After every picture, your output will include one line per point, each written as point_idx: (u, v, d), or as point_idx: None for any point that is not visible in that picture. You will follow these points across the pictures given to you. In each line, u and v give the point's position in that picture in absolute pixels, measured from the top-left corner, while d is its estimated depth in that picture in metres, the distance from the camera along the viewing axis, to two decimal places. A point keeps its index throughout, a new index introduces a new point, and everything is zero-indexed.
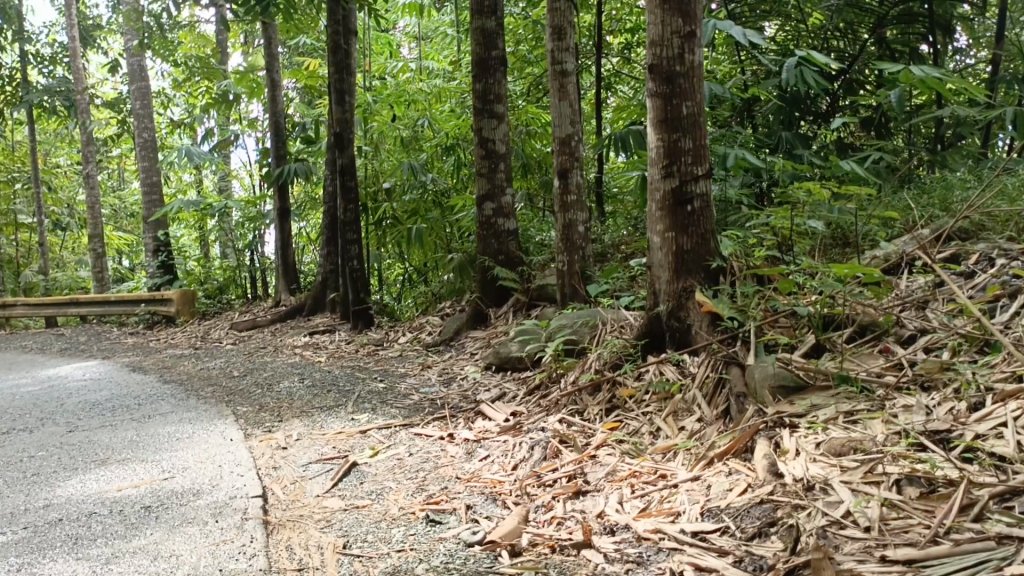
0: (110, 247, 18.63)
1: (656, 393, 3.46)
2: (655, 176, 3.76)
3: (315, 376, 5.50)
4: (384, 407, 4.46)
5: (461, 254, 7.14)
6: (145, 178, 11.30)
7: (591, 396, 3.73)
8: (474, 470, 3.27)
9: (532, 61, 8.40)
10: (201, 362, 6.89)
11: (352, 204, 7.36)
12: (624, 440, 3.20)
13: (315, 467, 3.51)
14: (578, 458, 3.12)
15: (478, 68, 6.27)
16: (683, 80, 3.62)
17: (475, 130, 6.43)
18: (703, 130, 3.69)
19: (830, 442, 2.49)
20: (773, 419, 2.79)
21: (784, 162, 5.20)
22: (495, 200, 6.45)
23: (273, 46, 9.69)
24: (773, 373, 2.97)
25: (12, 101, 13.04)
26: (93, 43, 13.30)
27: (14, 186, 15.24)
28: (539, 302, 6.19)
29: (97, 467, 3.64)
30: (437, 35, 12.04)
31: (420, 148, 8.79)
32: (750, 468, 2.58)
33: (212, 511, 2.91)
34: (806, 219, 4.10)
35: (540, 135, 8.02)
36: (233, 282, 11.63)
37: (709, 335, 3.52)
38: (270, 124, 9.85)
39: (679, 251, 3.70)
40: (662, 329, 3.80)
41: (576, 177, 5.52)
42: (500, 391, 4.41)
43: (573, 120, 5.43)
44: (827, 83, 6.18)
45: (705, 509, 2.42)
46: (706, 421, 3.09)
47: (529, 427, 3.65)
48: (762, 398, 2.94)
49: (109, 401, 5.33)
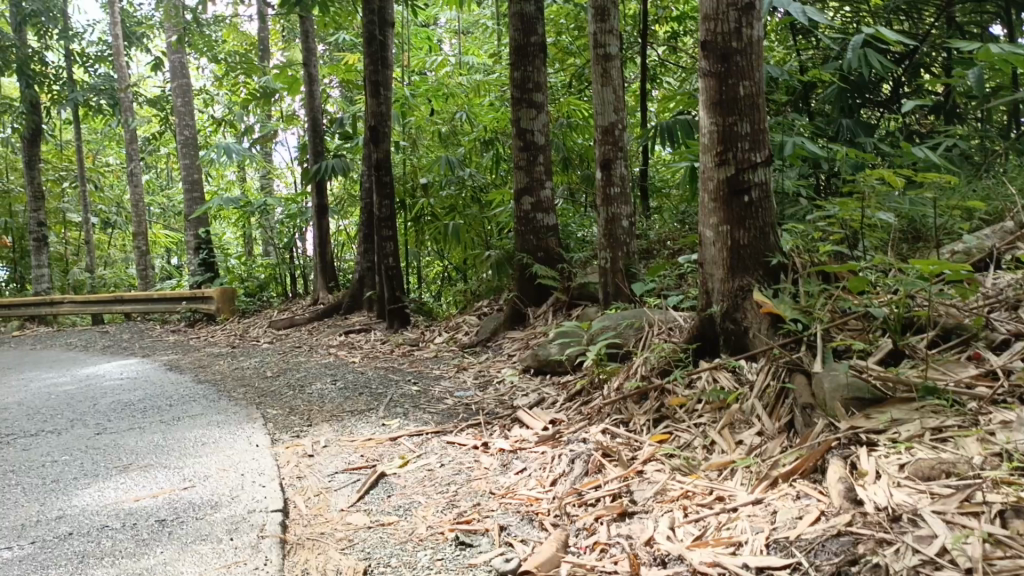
0: (156, 245, 18.75)
1: (710, 403, 3.16)
2: (708, 164, 3.46)
3: (347, 378, 5.28)
4: (416, 412, 4.22)
5: (499, 251, 6.87)
6: (185, 176, 11.32)
7: (637, 404, 3.43)
8: (510, 485, 3.00)
9: (574, 52, 8.10)
10: (236, 362, 6.73)
11: (388, 200, 7.15)
12: (673, 454, 2.91)
13: (341, 477, 3.27)
14: (623, 474, 2.83)
15: (517, 55, 5.99)
16: (740, 58, 3.30)
17: (513, 121, 6.16)
18: (762, 112, 3.36)
19: (916, 464, 2.20)
20: (847, 436, 2.48)
21: (847, 150, 4.85)
22: (534, 194, 6.17)
23: (311, 41, 9.56)
24: (845, 383, 2.66)
25: (58, 100, 13.13)
26: (135, 41, 13.34)
27: (62, 184, 15.40)
28: (581, 301, 5.89)
29: (118, 473, 3.45)
30: (478, 31, 11.84)
31: (459, 142, 8.56)
32: (822, 493, 2.29)
33: (227, 527, 2.66)
34: (875, 212, 3.75)
35: (582, 127, 7.72)
36: (274, 280, 11.52)
37: (769, 339, 3.20)
38: (308, 121, 9.72)
39: (735, 246, 3.39)
40: (716, 331, 3.50)
41: (621, 168, 5.20)
42: (538, 396, 4.13)
43: (617, 108, 5.13)
44: (892, 65, 5.83)
45: (771, 539, 2.12)
46: (767, 436, 2.80)
47: (569, 437, 3.36)
48: (833, 411, 2.63)
49: (141, 402, 5.18)
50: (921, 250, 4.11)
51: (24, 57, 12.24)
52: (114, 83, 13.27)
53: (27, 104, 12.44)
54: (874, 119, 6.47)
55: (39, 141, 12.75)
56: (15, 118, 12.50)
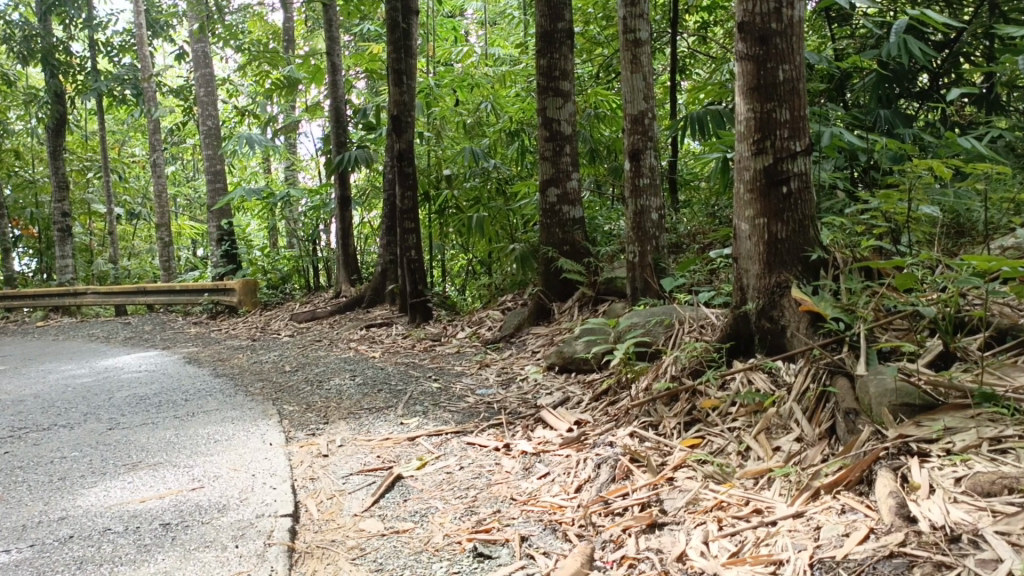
0: (180, 237, 18.80)
1: (744, 406, 2.98)
2: (744, 152, 3.28)
3: (367, 374, 5.15)
4: (436, 410, 4.08)
5: (524, 245, 6.70)
6: (208, 167, 11.29)
7: (667, 406, 3.25)
8: (532, 490, 2.85)
9: (602, 41, 7.90)
10: (255, 355, 6.63)
11: (410, 191, 7.01)
12: (705, 460, 2.74)
13: (356, 479, 3.15)
14: (652, 482, 2.67)
15: (543, 42, 5.83)
16: (779, 40, 3.11)
17: (539, 110, 5.99)
18: (803, 98, 3.17)
19: (974, 477, 2.01)
20: (896, 445, 2.29)
21: (887, 141, 4.64)
22: (560, 185, 6.00)
23: (334, 29, 9.46)
24: (893, 388, 2.46)
25: (83, 90, 13.16)
26: (160, 31, 13.32)
27: (86, 174, 15.47)
28: (608, 297, 5.72)
29: (126, 472, 3.35)
30: (505, 21, 11.67)
31: (484, 133, 8.41)
32: (869, 508, 2.11)
33: (233, 533, 2.54)
34: (920, 204, 3.54)
35: (609, 118, 7.54)
36: (297, 272, 11.42)
37: (808, 339, 3.01)
38: (331, 111, 9.60)
39: (772, 240, 3.20)
40: (750, 330, 3.31)
41: (650, 159, 5.02)
42: (563, 395, 3.98)
43: (646, 95, 4.94)
44: (934, 52, 5.59)
45: (815, 559, 1.95)
46: (806, 443, 2.62)
47: (594, 440, 3.20)
48: (879, 418, 2.44)
49: (157, 396, 5.09)
50: (968, 246, 3.88)
51: (49, 47, 12.28)
52: (138, 74, 13.28)
53: (51, 94, 12.47)
54: (911, 111, 6.20)
55: (63, 131, 12.78)
56: (40, 108, 12.54)
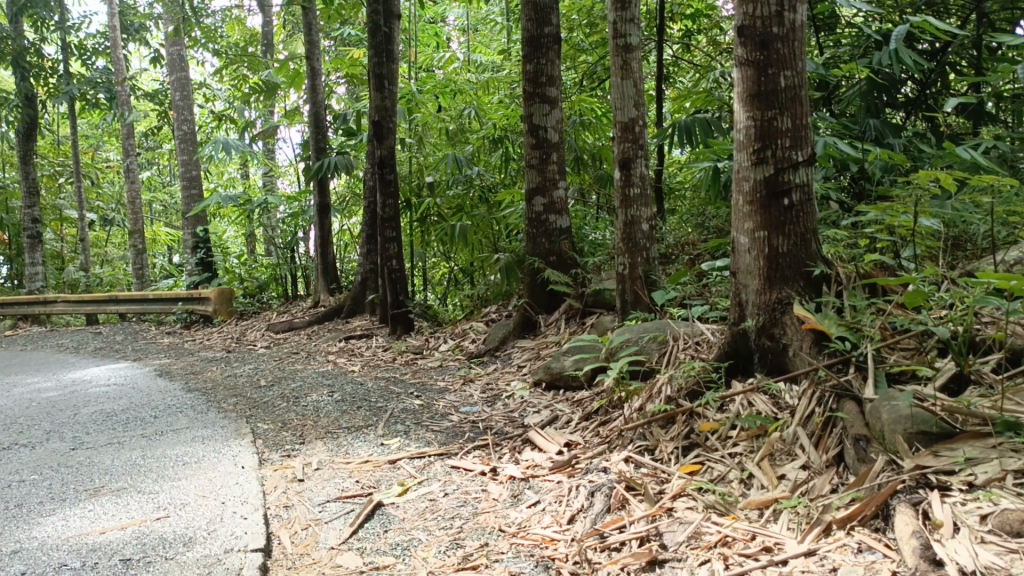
0: (156, 243, 18.45)
1: (745, 430, 2.83)
2: (743, 162, 3.14)
3: (346, 389, 4.94)
4: (419, 430, 3.89)
5: (508, 255, 6.53)
6: (184, 173, 11.06)
7: (663, 429, 3.09)
8: (522, 521, 2.68)
9: (586, 49, 7.78)
10: (230, 369, 6.40)
11: (391, 199, 6.81)
12: (706, 489, 2.58)
13: (333, 508, 2.96)
14: (651, 513, 2.50)
15: (530, 47, 5.68)
16: (781, 45, 2.98)
17: (525, 117, 5.83)
18: (805, 106, 3.04)
19: (1002, 515, 1.87)
20: (914, 477, 2.15)
21: (882, 151, 4.52)
22: (546, 194, 5.83)
23: (314, 33, 9.26)
24: (908, 415, 2.32)
25: (55, 94, 12.85)
26: (135, 33, 13.05)
27: (57, 179, 15.13)
28: (596, 309, 5.56)
29: (87, 499, 3.14)
30: (488, 27, 11.54)
31: (467, 140, 8.25)
32: (889, 548, 1.96)
33: (198, 572, 2.34)
34: (923, 217, 3.42)
35: (595, 125, 7.40)
36: (275, 281, 11.14)
37: (813, 359, 2.87)
38: (310, 117, 9.39)
39: (773, 254, 3.07)
40: (750, 348, 3.17)
41: (640, 167, 4.86)
42: (551, 414, 3.81)
43: (637, 102, 4.80)
44: (926, 62, 5.48)
45: None
46: (813, 471, 2.47)
47: (587, 466, 3.03)
48: (894, 447, 2.29)
49: (125, 412, 4.86)
50: (968, 261, 3.76)
51: (20, 49, 11.99)
52: (112, 77, 12.99)
53: (22, 97, 12.17)
54: (899, 121, 6.09)
55: (34, 135, 12.47)
56: (10, 111, 12.23)
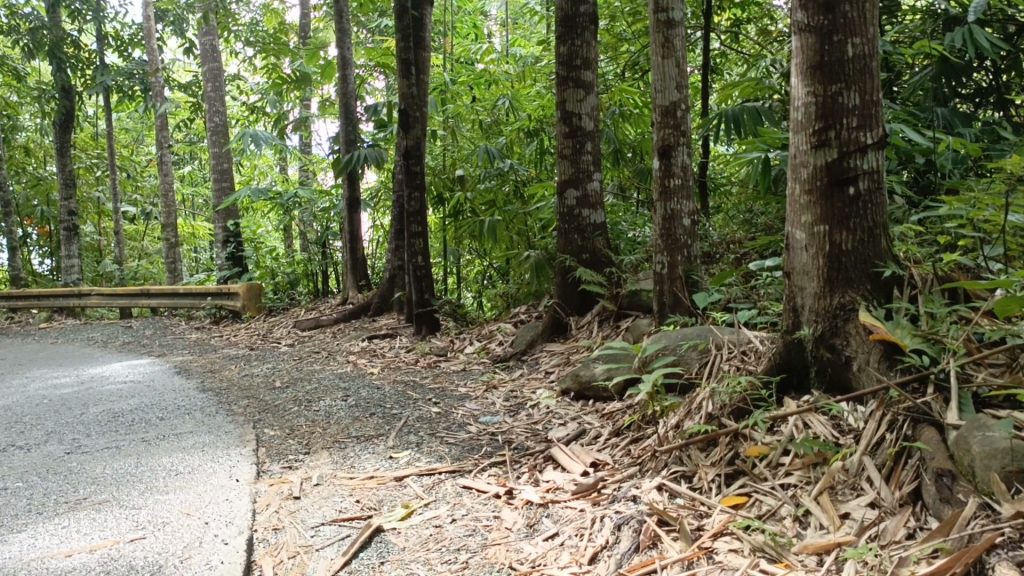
0: (193, 239, 18.44)
1: (801, 456, 2.43)
2: (800, 145, 2.75)
3: (361, 394, 4.62)
4: (432, 442, 3.55)
5: (540, 252, 6.17)
6: (216, 165, 10.89)
7: (704, 453, 2.69)
8: (538, 557, 2.31)
9: (628, 38, 7.36)
10: (248, 368, 6.13)
11: (417, 191, 6.48)
12: (754, 528, 2.18)
13: (327, 532, 2.62)
14: (688, 555, 2.11)
15: (563, 27, 5.30)
16: (848, 7, 2.58)
17: (558, 103, 5.45)
18: (875, 79, 2.63)
19: None
20: (1015, 528, 1.73)
21: (956, 140, 4.04)
22: (579, 186, 5.45)
23: (345, 21, 8.95)
24: (1008, 448, 1.90)
25: (90, 85, 12.82)
26: (170, 23, 12.95)
27: (94, 172, 15.18)
28: (631, 311, 5.17)
29: (63, 513, 2.84)
30: (528, 19, 11.20)
31: (501, 132, 7.89)
32: None
33: None
34: (1014, 212, 2.96)
35: (635, 116, 6.99)
36: (305, 276, 10.89)
37: (882, 375, 2.46)
38: (340, 108, 9.09)
39: (835, 252, 2.67)
40: (806, 361, 2.78)
41: (682, 156, 4.45)
42: (578, 429, 3.44)
43: (679, 84, 4.39)
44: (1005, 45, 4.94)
45: None
46: (885, 511, 2.07)
47: (614, 493, 2.65)
48: (987, 487, 1.89)
49: (131, 413, 4.60)
50: None
51: (57, 40, 11.95)
52: (147, 69, 12.98)
53: (58, 88, 12.16)
54: (968, 111, 5.57)
55: (70, 127, 12.40)
56: (47, 102, 12.21)
